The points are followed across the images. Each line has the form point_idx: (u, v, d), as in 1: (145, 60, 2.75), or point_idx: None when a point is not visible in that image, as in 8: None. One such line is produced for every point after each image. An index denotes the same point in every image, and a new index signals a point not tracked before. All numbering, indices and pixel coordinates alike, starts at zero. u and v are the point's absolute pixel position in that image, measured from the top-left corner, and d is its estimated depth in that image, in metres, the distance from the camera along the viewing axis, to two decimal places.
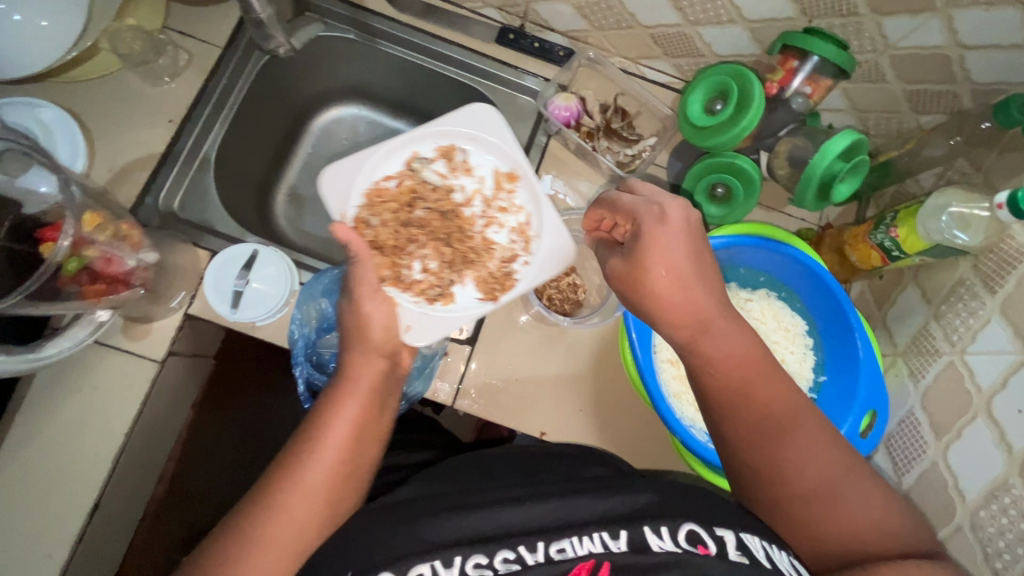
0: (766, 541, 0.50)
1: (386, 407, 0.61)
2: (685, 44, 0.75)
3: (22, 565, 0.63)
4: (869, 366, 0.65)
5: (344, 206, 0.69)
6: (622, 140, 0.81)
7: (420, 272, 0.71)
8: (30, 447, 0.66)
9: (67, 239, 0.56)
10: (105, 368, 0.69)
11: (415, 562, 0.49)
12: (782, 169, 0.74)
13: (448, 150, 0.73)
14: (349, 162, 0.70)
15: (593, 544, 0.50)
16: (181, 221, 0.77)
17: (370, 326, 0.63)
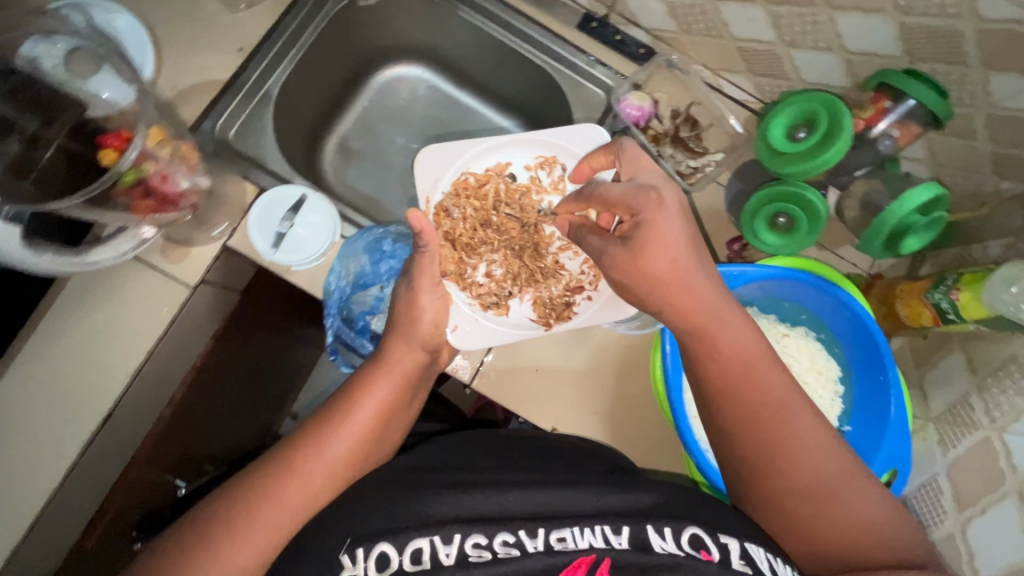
0: (771, 555, 0.52)
1: (414, 399, 0.68)
2: (773, 64, 0.73)
3: (33, 460, 0.65)
4: (899, 425, 0.63)
5: (432, 189, 0.77)
6: (687, 150, 0.79)
7: (482, 275, 0.78)
8: (55, 347, 0.67)
9: (134, 150, 0.55)
10: (138, 283, 0.69)
11: (414, 536, 0.52)
12: (852, 211, 0.72)
13: (547, 162, 0.79)
14: (449, 149, 0.78)
15: (594, 537, 0.53)
16: (235, 151, 0.76)
17: (421, 318, 0.68)
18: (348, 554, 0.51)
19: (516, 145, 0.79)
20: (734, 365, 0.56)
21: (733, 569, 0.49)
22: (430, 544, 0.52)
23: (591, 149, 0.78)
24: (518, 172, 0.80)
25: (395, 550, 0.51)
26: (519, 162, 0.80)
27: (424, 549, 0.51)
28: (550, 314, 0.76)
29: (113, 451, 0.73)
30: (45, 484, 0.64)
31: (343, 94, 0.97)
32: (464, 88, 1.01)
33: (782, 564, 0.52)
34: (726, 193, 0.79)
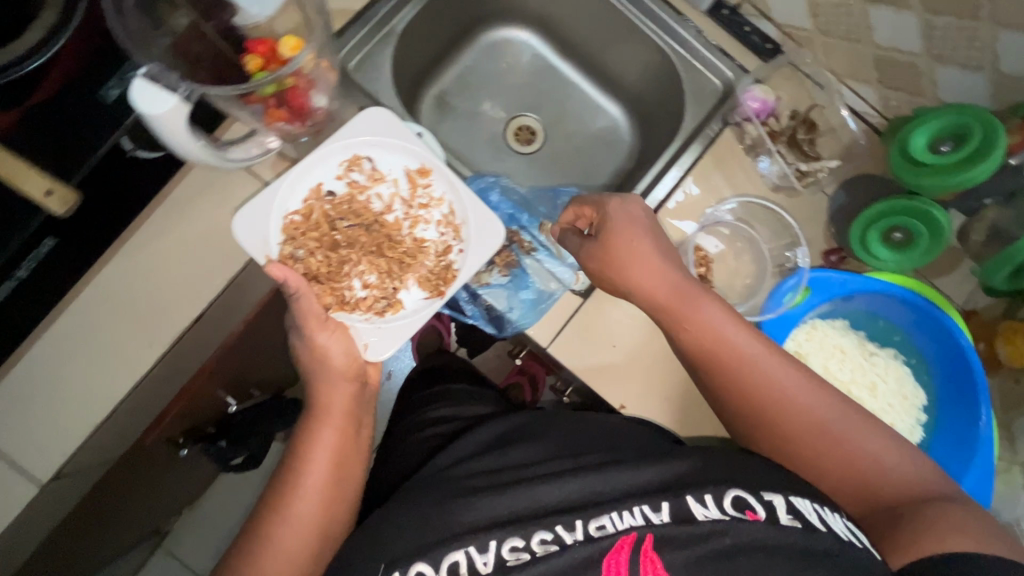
0: (818, 505, 0.55)
1: (362, 426, 0.68)
2: (910, 77, 0.71)
3: (121, 348, 0.66)
4: (987, 445, 0.64)
5: (269, 244, 0.65)
6: (801, 153, 0.76)
7: (361, 290, 0.70)
8: (159, 245, 0.67)
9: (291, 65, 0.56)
10: (246, 195, 0.69)
11: (449, 550, 0.54)
12: (977, 236, 0.71)
13: (353, 163, 0.71)
14: (258, 197, 0.66)
15: (633, 518, 0.54)
16: (353, 83, 0.78)
17: (331, 355, 0.64)
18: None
19: (309, 163, 0.69)
20: (718, 351, 0.62)
21: (781, 526, 0.52)
22: (467, 556, 0.54)
23: (387, 130, 0.71)
24: (331, 186, 0.70)
25: (432, 568, 0.54)
26: (329, 177, 0.70)
27: (461, 561, 0.54)
28: (440, 282, 0.70)
29: (189, 354, 0.74)
30: (131, 372, 0.66)
31: (451, 47, 0.97)
32: (569, 61, 0.99)
33: (833, 513, 0.54)
34: (831, 204, 0.77)
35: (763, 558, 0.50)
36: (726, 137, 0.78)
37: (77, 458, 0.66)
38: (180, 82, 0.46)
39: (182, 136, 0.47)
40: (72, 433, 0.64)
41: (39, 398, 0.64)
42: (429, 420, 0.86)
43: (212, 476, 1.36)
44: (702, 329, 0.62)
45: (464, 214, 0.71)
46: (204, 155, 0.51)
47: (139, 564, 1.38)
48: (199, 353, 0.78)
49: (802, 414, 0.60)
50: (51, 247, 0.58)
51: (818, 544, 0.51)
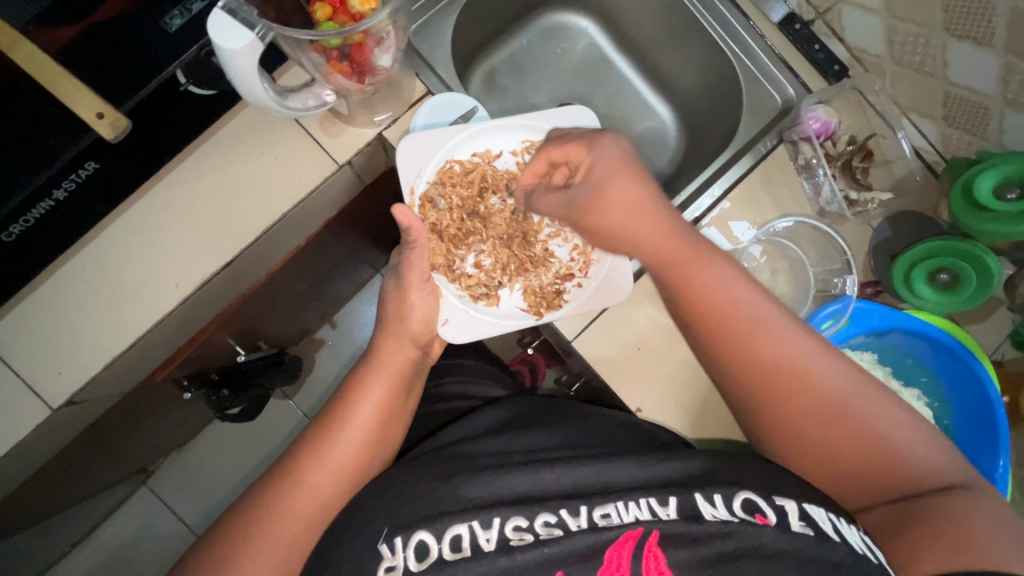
0: (834, 515, 0.54)
1: (412, 391, 0.69)
2: (976, 118, 0.70)
3: (149, 283, 0.65)
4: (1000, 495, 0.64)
5: (416, 180, 0.69)
6: (854, 181, 0.76)
7: (471, 266, 0.73)
8: (196, 183, 0.66)
9: (365, 25, 0.54)
10: (292, 145, 0.68)
11: (452, 522, 0.54)
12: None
13: (533, 147, 0.73)
14: (435, 136, 0.69)
15: (639, 510, 0.54)
16: (412, 47, 0.76)
17: (411, 315, 0.68)
18: (386, 544, 0.53)
19: (498, 128, 0.72)
20: (726, 316, 0.59)
21: (791, 531, 0.51)
22: (469, 530, 0.54)
23: None
24: (505, 157, 0.73)
25: (434, 538, 0.53)
26: (508, 149, 0.73)
27: (463, 536, 0.53)
28: (540, 304, 0.73)
29: (211, 298, 0.74)
30: (157, 308, 0.65)
31: (509, 25, 0.95)
32: (625, 54, 0.97)
33: (848, 524, 0.53)
34: (875, 235, 0.76)
35: (771, 563, 0.50)
36: (782, 152, 0.76)
37: (90, 387, 0.65)
38: (258, 19, 0.44)
39: (252, 73, 0.46)
40: (89, 361, 0.64)
41: (60, 322, 0.63)
42: (441, 394, 0.85)
43: (205, 423, 1.36)
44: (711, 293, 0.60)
45: (602, 255, 0.73)
46: (268, 99, 0.50)
47: (121, 501, 1.38)
48: (219, 299, 0.77)
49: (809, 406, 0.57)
50: (92, 171, 0.58)
51: (830, 554, 0.50)
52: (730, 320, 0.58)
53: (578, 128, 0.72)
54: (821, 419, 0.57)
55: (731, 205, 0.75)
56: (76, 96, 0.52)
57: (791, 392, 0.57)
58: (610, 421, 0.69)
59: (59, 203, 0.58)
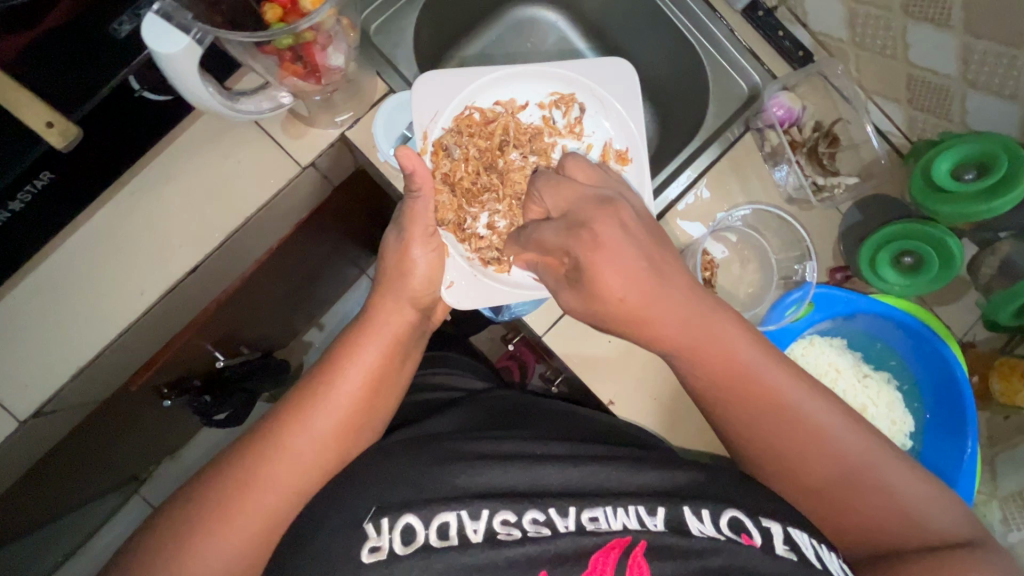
0: (816, 541, 0.54)
1: (406, 361, 0.68)
2: (939, 99, 0.69)
3: (113, 291, 0.65)
4: (968, 478, 0.64)
5: (431, 124, 0.69)
6: (820, 167, 0.76)
7: (483, 228, 0.71)
8: (161, 190, 0.66)
9: (308, 23, 0.53)
10: (253, 147, 0.68)
11: (442, 511, 0.54)
12: (988, 268, 0.69)
13: (564, 100, 0.73)
14: (456, 77, 0.70)
15: (628, 518, 0.54)
16: (374, 45, 0.76)
17: (414, 273, 0.67)
18: (373, 523, 0.53)
19: (527, 79, 0.72)
20: (725, 374, 0.56)
21: (775, 554, 0.52)
22: (458, 519, 0.54)
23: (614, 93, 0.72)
24: (531, 109, 0.74)
25: (421, 523, 0.54)
26: (535, 101, 0.73)
27: (450, 523, 0.54)
28: None
29: (180, 304, 0.74)
30: (122, 317, 0.65)
31: (477, 21, 0.94)
32: (594, 47, 0.97)
33: (829, 551, 0.54)
34: (843, 220, 0.76)
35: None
36: (748, 140, 0.77)
37: (58, 398, 0.65)
38: (194, 22, 0.44)
39: (195, 81, 0.46)
40: (55, 372, 0.64)
41: (24, 333, 0.63)
42: (422, 384, 0.85)
43: (194, 429, 1.36)
44: (714, 358, 0.56)
45: None
46: (214, 102, 0.49)
47: (114, 509, 1.38)
48: (189, 305, 0.77)
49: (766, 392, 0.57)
50: (48, 180, 0.58)
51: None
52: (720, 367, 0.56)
53: (614, 81, 0.71)
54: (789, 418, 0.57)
55: (708, 192, 0.75)
56: (26, 105, 0.52)
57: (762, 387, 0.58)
58: (600, 424, 0.70)
59: (16, 213, 0.58)
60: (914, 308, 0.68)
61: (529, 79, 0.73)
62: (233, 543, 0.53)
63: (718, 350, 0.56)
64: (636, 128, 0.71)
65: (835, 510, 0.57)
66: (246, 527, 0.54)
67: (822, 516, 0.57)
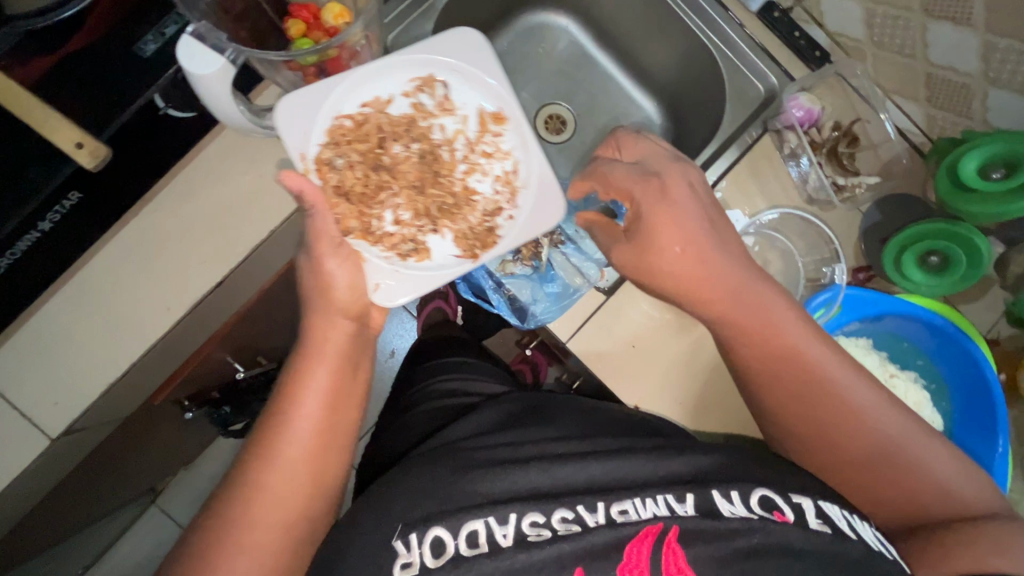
0: (847, 512, 0.55)
1: (359, 371, 0.62)
2: (960, 98, 0.69)
3: (141, 308, 0.65)
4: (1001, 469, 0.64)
5: (306, 143, 0.58)
6: (840, 167, 0.75)
7: (391, 225, 0.61)
8: (182, 205, 0.66)
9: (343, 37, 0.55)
10: (275, 162, 0.68)
11: (469, 518, 0.54)
12: (1016, 266, 0.69)
13: (426, 83, 0.62)
14: (309, 90, 0.58)
15: (656, 507, 0.54)
16: (390, 56, 0.75)
17: (334, 286, 0.58)
18: (401, 540, 0.54)
19: (379, 69, 0.61)
20: (765, 342, 0.59)
21: (810, 529, 0.52)
22: (486, 526, 0.54)
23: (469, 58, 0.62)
24: (397, 101, 0.62)
25: (450, 535, 0.53)
26: (397, 90, 0.62)
27: (479, 532, 0.53)
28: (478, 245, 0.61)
29: (204, 319, 0.74)
30: (150, 334, 0.66)
31: (488, 27, 0.94)
32: (606, 51, 0.97)
33: (863, 521, 0.54)
34: (864, 220, 0.76)
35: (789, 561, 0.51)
36: (767, 141, 0.76)
37: (88, 414, 0.65)
38: (229, 44, 0.45)
39: (228, 101, 0.46)
40: (85, 390, 0.64)
41: (52, 353, 0.63)
42: (441, 390, 0.85)
43: (211, 439, 1.37)
44: (757, 326, 0.59)
45: (529, 180, 0.62)
46: (243, 120, 0.49)
47: (131, 520, 1.39)
48: (212, 319, 0.77)
49: (794, 391, 0.58)
50: (76, 201, 0.58)
51: (847, 551, 0.51)
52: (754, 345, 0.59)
53: (454, 37, 0.61)
54: (815, 415, 0.58)
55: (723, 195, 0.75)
56: (54, 128, 0.52)
57: (792, 392, 0.58)
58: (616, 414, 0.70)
59: (45, 233, 0.58)
60: (942, 308, 0.68)
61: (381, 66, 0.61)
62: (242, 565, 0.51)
63: (764, 329, 0.59)
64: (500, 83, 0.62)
65: (876, 494, 0.57)
66: (264, 554, 0.52)
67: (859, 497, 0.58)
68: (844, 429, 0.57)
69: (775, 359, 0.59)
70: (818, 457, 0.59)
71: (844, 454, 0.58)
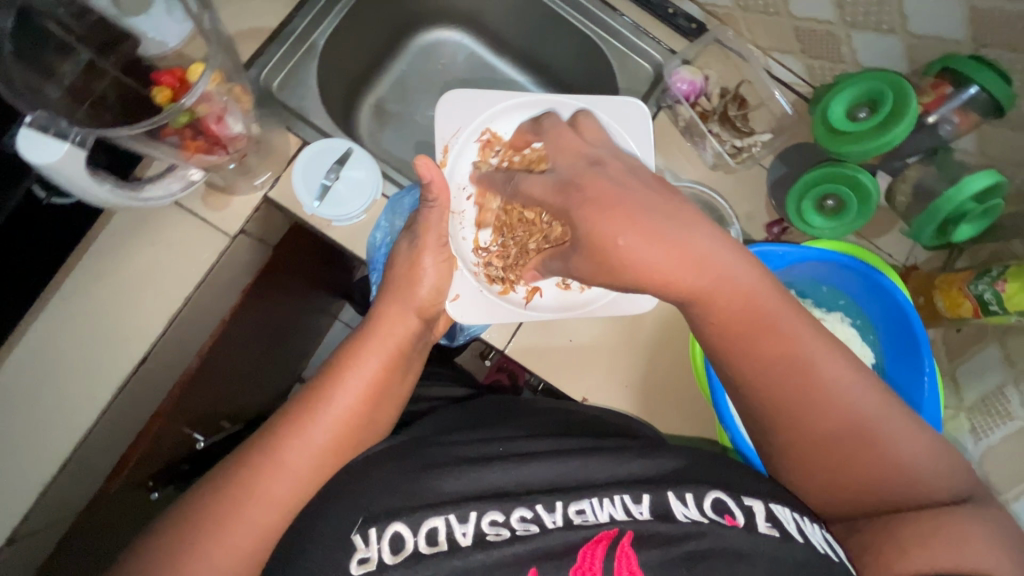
0: (798, 515, 0.52)
1: (407, 375, 0.66)
2: (830, 45, 0.72)
3: (64, 401, 0.64)
4: (931, 402, 0.65)
5: (452, 138, 0.72)
6: (735, 129, 0.78)
7: (487, 243, 0.72)
8: (91, 288, 0.66)
9: (197, 92, 0.53)
10: (178, 230, 0.68)
11: (429, 515, 0.52)
12: (902, 196, 0.73)
13: None
14: (484, 98, 0.72)
15: (614, 509, 0.53)
16: (279, 102, 0.75)
17: (421, 282, 0.67)
18: (360, 534, 0.51)
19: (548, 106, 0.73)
20: (728, 313, 0.53)
21: (758, 532, 0.50)
22: (446, 522, 0.52)
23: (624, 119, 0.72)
24: None
25: (410, 530, 0.51)
26: None
27: (439, 528, 0.51)
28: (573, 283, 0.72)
29: (138, 399, 0.72)
30: (78, 426, 0.64)
31: (383, 55, 0.94)
32: (504, 57, 0.98)
33: (811, 523, 0.52)
34: (769, 175, 0.78)
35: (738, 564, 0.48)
36: (662, 119, 0.79)
37: (29, 520, 0.64)
38: (72, 126, 0.44)
39: (84, 180, 0.46)
40: (21, 495, 0.62)
41: None
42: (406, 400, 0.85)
43: None
44: (700, 287, 0.53)
45: None
46: (110, 196, 0.49)
47: None
48: (150, 396, 0.76)
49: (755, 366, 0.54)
50: None
51: (793, 554, 0.49)
52: (726, 310, 0.53)
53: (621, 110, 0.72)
54: (776, 394, 0.53)
55: None
56: None
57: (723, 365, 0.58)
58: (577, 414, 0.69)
59: None
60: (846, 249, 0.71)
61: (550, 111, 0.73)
62: (242, 540, 0.51)
63: (718, 293, 0.53)
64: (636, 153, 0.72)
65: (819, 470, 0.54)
66: (256, 533, 0.52)
67: (799, 477, 0.54)
68: (830, 413, 0.52)
69: (724, 320, 0.54)
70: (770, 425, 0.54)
71: (794, 430, 0.53)
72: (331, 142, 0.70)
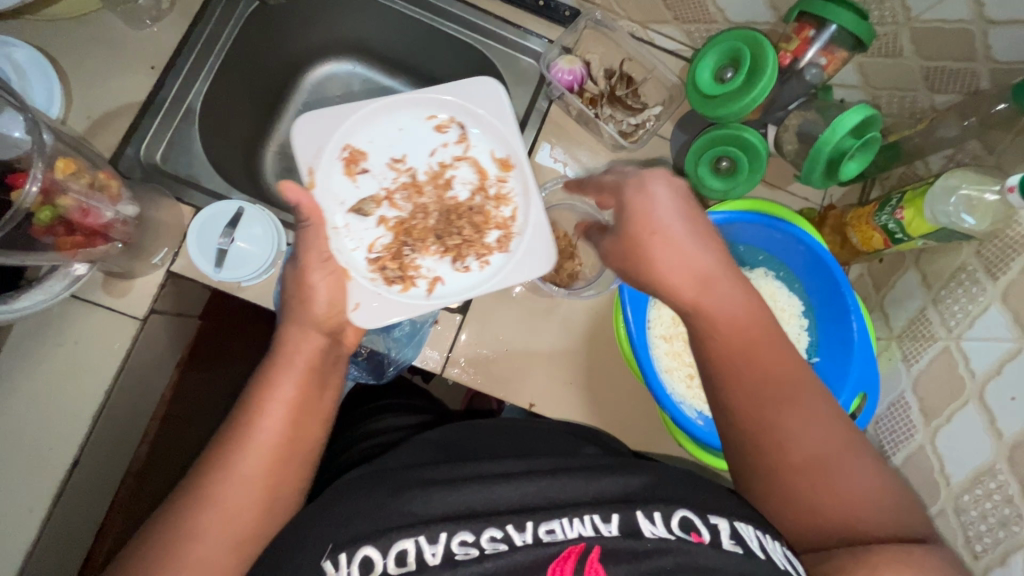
0: (760, 531, 0.47)
1: (326, 390, 0.59)
2: (697, 8, 0.72)
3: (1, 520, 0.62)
4: (865, 350, 0.66)
5: (316, 158, 0.66)
6: (626, 108, 0.78)
7: (375, 248, 0.66)
8: (7, 400, 0.64)
9: (35, 185, 0.52)
10: (84, 323, 0.66)
11: (399, 537, 0.47)
12: (790, 145, 0.73)
13: (444, 122, 0.69)
14: (333, 114, 0.66)
15: (583, 526, 0.48)
16: (165, 174, 0.73)
17: (314, 299, 0.60)
18: (330, 561, 0.47)
19: (398, 108, 0.69)
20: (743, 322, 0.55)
21: (721, 549, 0.45)
22: (417, 545, 0.47)
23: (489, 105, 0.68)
24: (417, 138, 0.70)
25: (379, 552, 0.47)
26: (416, 129, 0.70)
27: (409, 550, 0.47)
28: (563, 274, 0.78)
29: (86, 501, 0.70)
30: (20, 543, 0.62)
31: (275, 101, 0.91)
32: (400, 79, 0.95)
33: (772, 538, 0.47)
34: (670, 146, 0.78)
35: None
36: (556, 111, 0.80)
37: None
38: None
39: None
40: None
41: None
42: (366, 432, 0.75)
43: None
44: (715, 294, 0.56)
45: (524, 225, 0.67)
46: None
47: None
48: (101, 495, 0.74)
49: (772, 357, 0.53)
50: None
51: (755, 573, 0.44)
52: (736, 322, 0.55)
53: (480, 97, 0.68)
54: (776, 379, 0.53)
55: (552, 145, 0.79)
56: None
57: None
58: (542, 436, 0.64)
59: None
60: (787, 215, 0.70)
61: (405, 109, 0.69)
62: None
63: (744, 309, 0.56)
64: (508, 129, 0.68)
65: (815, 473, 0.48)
66: None
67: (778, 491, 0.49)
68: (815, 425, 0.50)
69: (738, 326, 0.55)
70: (769, 436, 0.51)
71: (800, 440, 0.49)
72: (220, 206, 0.68)
